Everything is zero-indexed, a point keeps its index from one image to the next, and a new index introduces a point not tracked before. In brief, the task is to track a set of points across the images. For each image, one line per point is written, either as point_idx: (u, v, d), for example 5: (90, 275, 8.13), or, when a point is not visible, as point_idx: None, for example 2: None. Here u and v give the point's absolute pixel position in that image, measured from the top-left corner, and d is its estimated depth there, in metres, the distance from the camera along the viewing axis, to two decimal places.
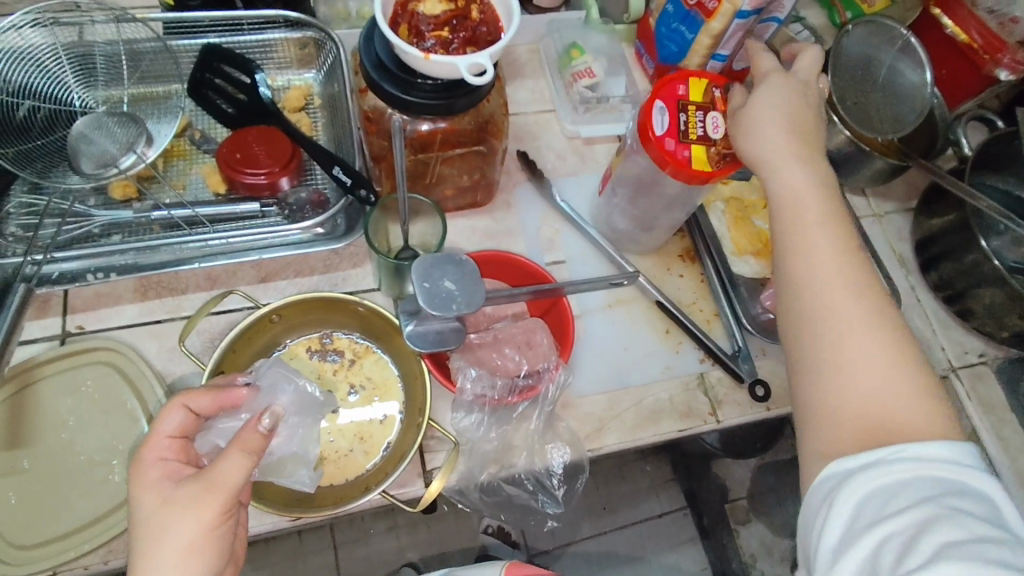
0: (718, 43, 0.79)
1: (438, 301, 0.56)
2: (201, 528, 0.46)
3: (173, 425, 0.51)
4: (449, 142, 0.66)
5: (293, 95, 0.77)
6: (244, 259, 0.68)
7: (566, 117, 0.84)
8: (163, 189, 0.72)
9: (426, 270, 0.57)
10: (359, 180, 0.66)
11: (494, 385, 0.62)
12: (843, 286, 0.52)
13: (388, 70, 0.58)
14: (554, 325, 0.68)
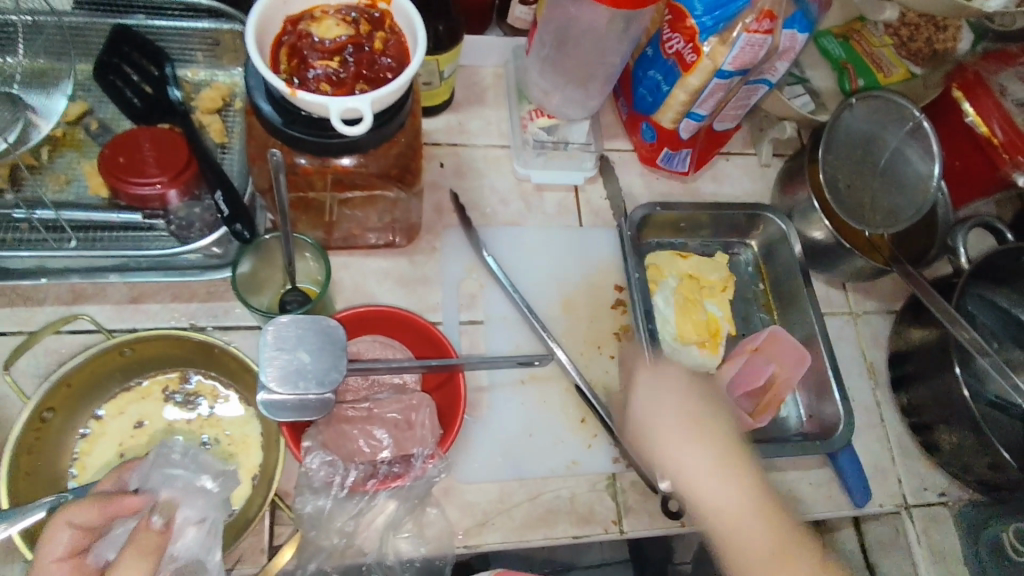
0: (694, 100, 0.69)
1: (288, 373, 0.51)
2: None
3: (58, 546, 0.43)
4: (343, 182, 0.59)
5: (209, 95, 0.69)
6: (109, 279, 0.61)
7: (518, 157, 0.75)
8: (42, 182, 0.65)
9: (281, 337, 0.51)
10: (237, 211, 0.59)
11: (347, 472, 0.55)
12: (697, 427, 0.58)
13: (268, 94, 0.50)
14: (444, 402, 0.59)
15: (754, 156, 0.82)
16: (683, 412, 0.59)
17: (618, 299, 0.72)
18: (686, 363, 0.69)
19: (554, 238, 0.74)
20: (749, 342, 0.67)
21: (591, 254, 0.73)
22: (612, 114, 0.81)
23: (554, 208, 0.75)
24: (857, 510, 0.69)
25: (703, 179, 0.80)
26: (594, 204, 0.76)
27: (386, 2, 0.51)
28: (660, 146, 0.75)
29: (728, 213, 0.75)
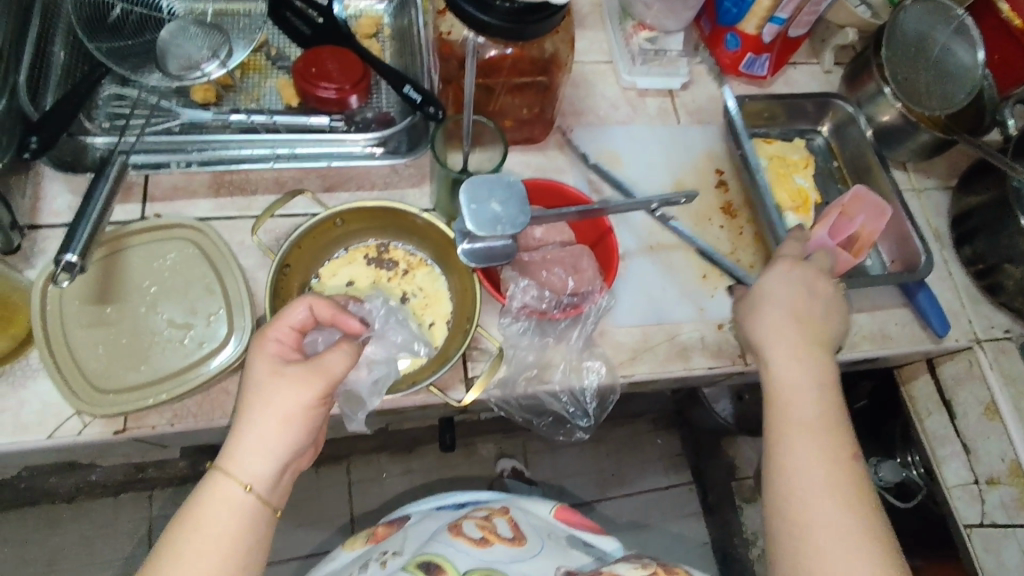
0: (778, 6, 0.81)
1: (484, 221, 0.59)
2: (302, 405, 0.51)
3: (295, 318, 0.55)
4: (517, 69, 0.70)
5: (366, 22, 0.80)
6: (315, 164, 0.73)
7: (624, 66, 0.86)
8: (241, 97, 0.76)
9: (475, 192, 0.59)
10: (428, 98, 0.70)
11: (542, 297, 0.66)
12: (806, 407, 0.61)
13: None
14: (601, 255, 0.71)
15: (816, 65, 0.95)
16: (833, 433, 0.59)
17: (720, 181, 0.84)
18: (785, 227, 0.82)
19: (660, 134, 0.85)
20: (837, 203, 0.80)
21: (692, 147, 0.85)
22: (695, 32, 0.92)
23: (658, 109, 0.87)
24: (937, 342, 0.81)
25: (777, 84, 0.92)
26: (689, 106, 0.88)
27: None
28: (744, 53, 0.87)
29: (802, 101, 0.88)
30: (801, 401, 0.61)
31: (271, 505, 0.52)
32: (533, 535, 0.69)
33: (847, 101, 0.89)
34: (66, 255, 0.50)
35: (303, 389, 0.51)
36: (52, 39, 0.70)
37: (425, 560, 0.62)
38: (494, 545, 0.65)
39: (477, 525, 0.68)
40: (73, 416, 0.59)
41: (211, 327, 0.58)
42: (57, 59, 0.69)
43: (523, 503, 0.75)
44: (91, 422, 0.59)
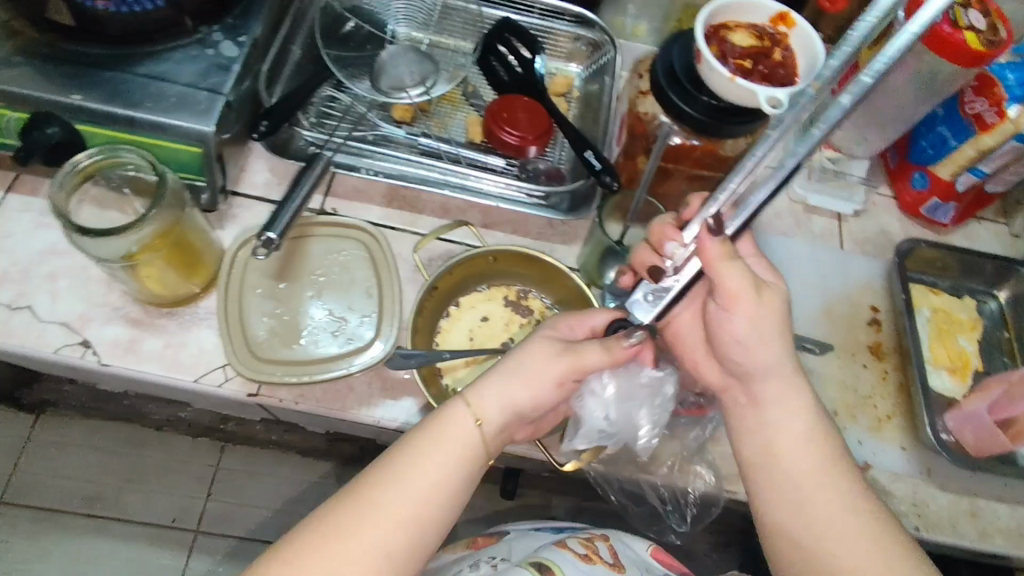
0: (981, 158, 0.77)
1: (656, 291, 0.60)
2: (553, 384, 0.55)
3: (600, 321, 0.59)
4: (701, 161, 0.70)
5: (559, 81, 0.85)
6: (483, 200, 0.76)
7: (798, 180, 0.85)
8: (431, 122, 0.81)
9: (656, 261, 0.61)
10: (607, 167, 0.70)
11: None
12: (855, 532, 0.50)
13: (680, 81, 0.63)
14: None
15: (1003, 226, 0.89)
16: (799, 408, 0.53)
17: (874, 318, 0.80)
18: (937, 385, 0.76)
19: (821, 254, 0.82)
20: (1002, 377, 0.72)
21: (851, 276, 0.82)
22: (879, 163, 0.89)
23: (824, 229, 0.84)
24: None
25: (957, 235, 0.87)
26: (856, 234, 0.85)
27: (788, 26, 0.63)
28: (930, 195, 0.83)
29: (981, 260, 0.82)
30: (761, 347, 0.53)
31: (485, 457, 0.53)
32: (632, 566, 0.65)
33: None
34: (268, 231, 0.57)
35: (555, 366, 0.54)
36: (294, 39, 0.79)
37: (536, 560, 0.62)
38: (598, 563, 0.63)
39: (582, 544, 0.66)
40: (219, 368, 0.65)
41: (362, 327, 0.63)
42: (293, 56, 0.78)
43: (622, 536, 0.71)
44: (231, 378, 0.65)
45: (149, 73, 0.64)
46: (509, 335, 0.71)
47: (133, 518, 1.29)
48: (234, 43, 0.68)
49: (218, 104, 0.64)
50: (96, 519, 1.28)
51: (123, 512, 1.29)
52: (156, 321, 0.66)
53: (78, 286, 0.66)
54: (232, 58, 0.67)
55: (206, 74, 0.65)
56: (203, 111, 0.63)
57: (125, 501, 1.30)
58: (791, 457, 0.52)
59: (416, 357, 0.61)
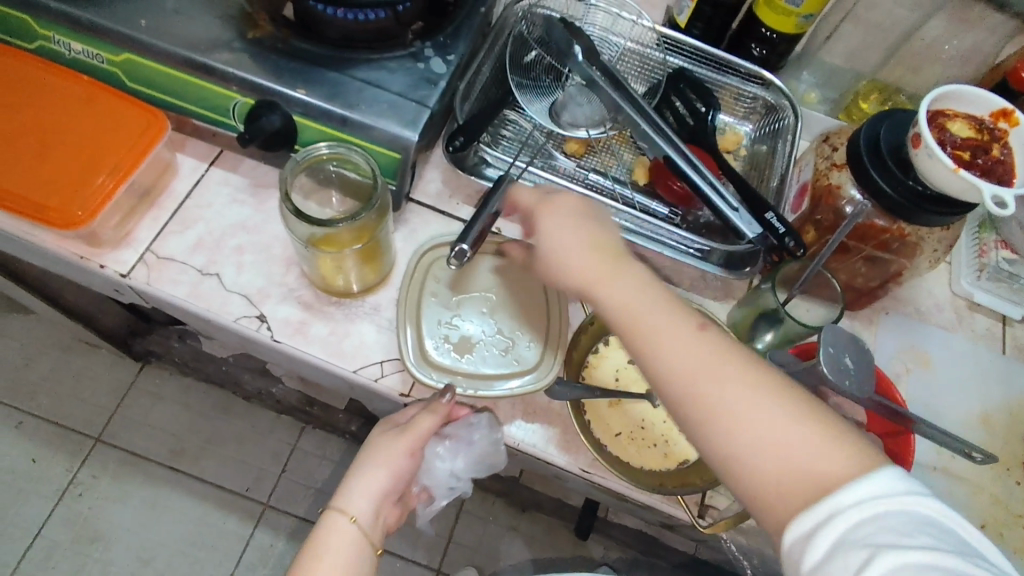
0: None
1: (835, 369, 0.59)
2: (405, 450, 0.63)
3: (430, 425, 0.62)
4: (886, 244, 0.68)
5: (729, 138, 0.86)
6: (648, 245, 0.76)
7: (964, 274, 0.81)
8: (600, 158, 0.83)
9: (835, 338, 0.60)
10: (789, 231, 0.71)
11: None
12: (724, 366, 0.50)
13: (886, 162, 0.62)
14: (892, 450, 0.66)
15: None
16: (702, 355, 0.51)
17: None
18: None
19: (981, 357, 0.78)
20: None
21: (1011, 384, 0.77)
22: None
23: (986, 330, 0.80)
24: None
25: None
26: (1020, 341, 0.80)
27: (1011, 123, 0.61)
28: None
29: None
30: (616, 282, 0.55)
31: (371, 539, 0.61)
32: None
33: None
34: (461, 244, 0.62)
35: (395, 443, 0.62)
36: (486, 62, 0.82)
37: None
38: None
39: None
40: (376, 364, 0.67)
41: (527, 348, 0.68)
42: (481, 77, 0.81)
43: None
44: (387, 375, 0.67)
45: (366, 79, 0.68)
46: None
47: (211, 478, 1.37)
48: (443, 61, 0.72)
49: (422, 116, 0.67)
50: (178, 474, 1.37)
51: (202, 472, 1.38)
52: (325, 308, 0.69)
53: (261, 263, 0.70)
54: (439, 75, 0.71)
55: (415, 87, 0.69)
56: (410, 121, 0.67)
57: (205, 461, 1.38)
58: (676, 375, 0.50)
59: (571, 389, 0.64)
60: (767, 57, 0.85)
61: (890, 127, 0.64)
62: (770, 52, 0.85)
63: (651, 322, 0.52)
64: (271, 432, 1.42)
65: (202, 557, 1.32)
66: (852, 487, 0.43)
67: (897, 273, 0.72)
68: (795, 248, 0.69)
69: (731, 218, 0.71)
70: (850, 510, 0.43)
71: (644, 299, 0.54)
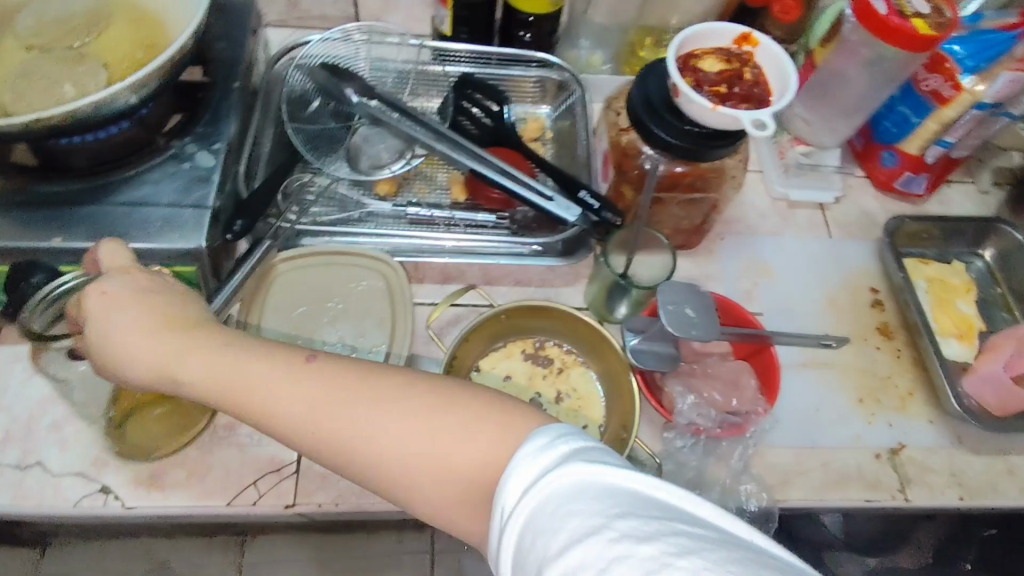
0: (946, 129, 0.80)
1: (680, 323, 0.61)
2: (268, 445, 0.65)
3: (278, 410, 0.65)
4: (692, 185, 0.71)
5: (531, 127, 0.88)
6: (481, 260, 0.75)
7: (775, 179, 0.87)
8: (414, 189, 0.81)
9: (674, 293, 0.62)
10: (604, 203, 0.71)
11: (708, 414, 0.65)
12: (337, 397, 0.43)
13: (662, 115, 0.64)
14: (760, 368, 0.70)
15: (972, 185, 0.92)
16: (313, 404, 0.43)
17: (875, 300, 0.82)
18: (948, 354, 0.77)
19: (811, 248, 0.84)
20: (1009, 335, 0.76)
21: (842, 262, 0.84)
22: (847, 147, 0.93)
23: (810, 221, 0.86)
24: None
25: (932, 202, 0.90)
26: (840, 220, 0.87)
27: (753, 44, 0.65)
28: (902, 171, 0.86)
29: (963, 223, 0.85)
30: (193, 359, 0.46)
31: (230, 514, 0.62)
32: None
33: (1014, 225, 0.85)
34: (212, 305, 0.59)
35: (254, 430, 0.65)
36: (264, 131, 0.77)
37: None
38: None
39: None
40: (251, 486, 0.63)
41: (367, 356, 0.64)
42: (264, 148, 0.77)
43: None
44: (266, 493, 0.63)
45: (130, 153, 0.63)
46: (534, 391, 0.70)
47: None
48: (209, 152, 0.66)
49: (203, 219, 0.62)
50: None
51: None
52: (175, 450, 0.64)
53: (84, 431, 0.63)
54: (209, 168, 0.65)
55: (187, 190, 0.64)
56: (193, 228, 0.62)
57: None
58: (298, 422, 0.43)
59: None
60: (537, 40, 0.86)
61: (649, 80, 0.66)
62: (538, 35, 0.86)
63: (246, 385, 0.44)
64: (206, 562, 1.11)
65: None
66: (511, 479, 0.37)
67: (714, 205, 0.75)
68: (615, 218, 0.70)
69: (550, 208, 0.70)
70: (511, 516, 0.36)
71: (226, 368, 0.45)
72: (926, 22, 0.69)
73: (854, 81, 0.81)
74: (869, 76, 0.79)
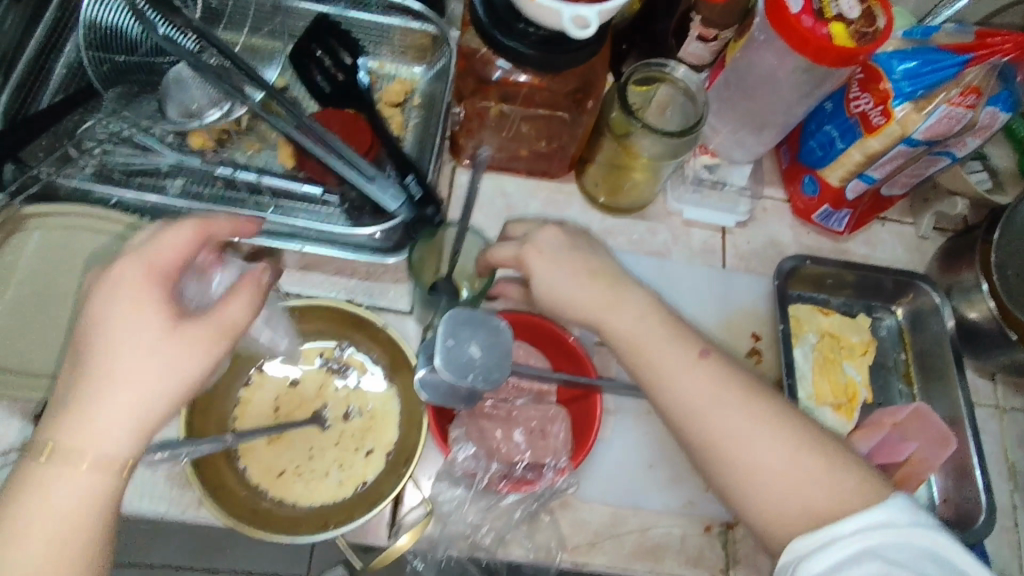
0: (871, 163, 0.67)
1: (455, 365, 0.51)
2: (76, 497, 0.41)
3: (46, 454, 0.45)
4: (533, 99, 0.63)
5: (394, 89, 0.74)
6: (285, 245, 0.63)
7: (672, 190, 0.74)
8: (238, 148, 0.68)
9: (456, 328, 0.52)
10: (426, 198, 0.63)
11: (488, 467, 0.58)
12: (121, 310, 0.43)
13: (492, 7, 0.55)
14: (578, 418, 0.60)
15: (910, 226, 0.79)
16: (138, 283, 0.43)
17: (754, 348, 0.70)
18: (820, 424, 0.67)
19: (697, 276, 0.73)
20: (890, 414, 0.66)
21: (729, 299, 0.73)
22: (772, 162, 0.80)
23: (703, 247, 0.75)
24: None
25: (856, 241, 0.78)
26: (740, 248, 0.75)
27: None
28: (821, 203, 0.74)
29: (880, 275, 0.73)
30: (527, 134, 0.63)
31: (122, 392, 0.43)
32: None
33: (936, 284, 0.73)
34: None
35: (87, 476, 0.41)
36: (58, 55, 0.65)
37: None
38: None
39: None
40: None
41: None
42: (57, 77, 0.65)
43: None
44: None
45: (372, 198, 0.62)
46: (320, 404, 0.62)
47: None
48: None
49: None
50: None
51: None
52: None
53: None
54: None
55: None
56: None
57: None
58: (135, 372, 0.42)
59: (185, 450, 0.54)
60: None
61: None
62: None
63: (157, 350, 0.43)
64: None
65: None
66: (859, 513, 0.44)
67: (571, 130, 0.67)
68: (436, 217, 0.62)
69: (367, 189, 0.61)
70: (850, 536, 0.43)
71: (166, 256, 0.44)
72: (847, 30, 0.56)
73: (774, 87, 0.67)
74: (792, 84, 0.66)
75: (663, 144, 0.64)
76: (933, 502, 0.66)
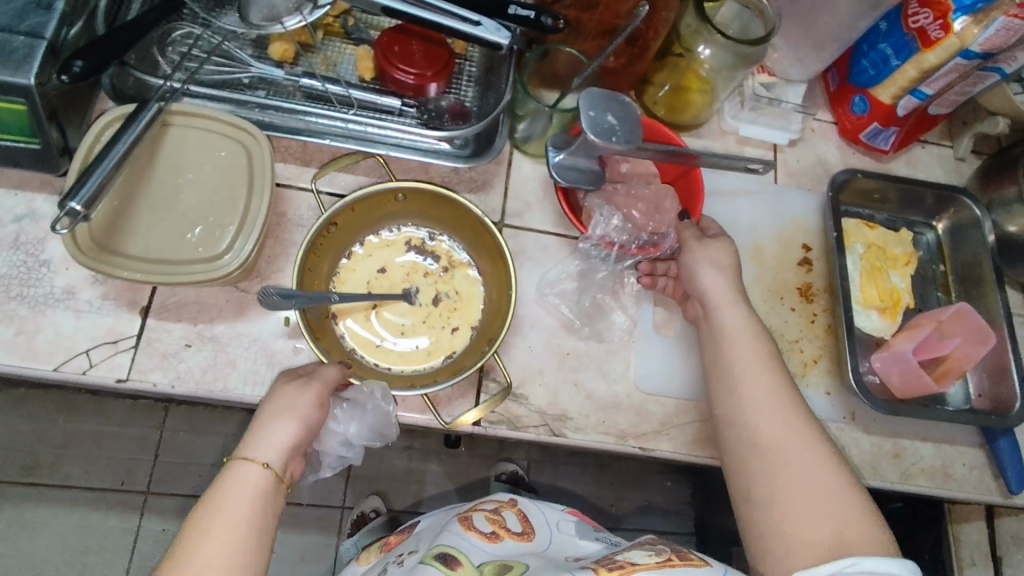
0: (925, 78, 0.71)
1: (600, 130, 0.60)
2: (287, 431, 0.51)
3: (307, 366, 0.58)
4: (613, 9, 0.66)
5: None
6: (372, 151, 0.67)
7: (729, 109, 0.78)
8: (316, 61, 0.70)
9: (594, 102, 0.60)
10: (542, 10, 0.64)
11: (623, 230, 0.67)
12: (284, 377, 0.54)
13: None
14: (682, 191, 0.71)
15: (948, 149, 0.83)
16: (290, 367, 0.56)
17: (805, 258, 0.75)
18: (865, 326, 0.73)
19: (751, 189, 0.76)
20: (933, 315, 0.71)
21: (784, 211, 0.76)
22: (821, 85, 0.83)
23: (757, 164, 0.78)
24: (1008, 500, 0.70)
25: (898, 162, 0.81)
26: (791, 165, 0.79)
27: None
28: (870, 120, 0.77)
29: (922, 190, 0.77)
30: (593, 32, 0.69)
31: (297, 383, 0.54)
32: (541, 527, 0.63)
33: (977, 199, 0.77)
34: (72, 201, 0.49)
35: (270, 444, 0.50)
36: None
37: (439, 551, 0.58)
38: (503, 539, 0.60)
39: (487, 519, 0.63)
40: (82, 355, 0.59)
41: (214, 237, 0.57)
42: None
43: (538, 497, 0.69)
44: (97, 364, 0.60)
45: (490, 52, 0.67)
46: (409, 283, 0.65)
47: (75, 485, 1.04)
48: None
49: (38, 50, 0.54)
50: (40, 487, 1.03)
51: (68, 479, 1.04)
52: (5, 306, 0.59)
53: None
54: None
55: (22, 15, 0.55)
56: (19, 61, 0.54)
57: (67, 467, 1.05)
58: (272, 410, 0.51)
59: (297, 299, 0.57)
60: None
61: None
62: None
63: (279, 400, 0.52)
64: (129, 420, 1.08)
65: (89, 564, 1.02)
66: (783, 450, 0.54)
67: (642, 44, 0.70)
68: (556, 23, 0.64)
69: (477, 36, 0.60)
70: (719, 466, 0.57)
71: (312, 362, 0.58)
72: None
73: None
74: None
75: (730, 53, 0.67)
76: (969, 397, 0.73)
